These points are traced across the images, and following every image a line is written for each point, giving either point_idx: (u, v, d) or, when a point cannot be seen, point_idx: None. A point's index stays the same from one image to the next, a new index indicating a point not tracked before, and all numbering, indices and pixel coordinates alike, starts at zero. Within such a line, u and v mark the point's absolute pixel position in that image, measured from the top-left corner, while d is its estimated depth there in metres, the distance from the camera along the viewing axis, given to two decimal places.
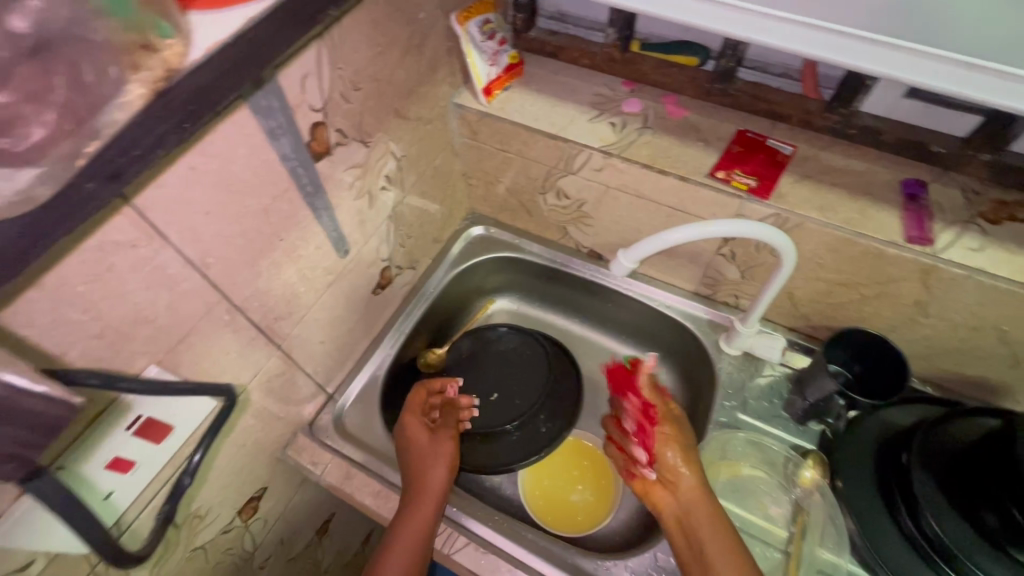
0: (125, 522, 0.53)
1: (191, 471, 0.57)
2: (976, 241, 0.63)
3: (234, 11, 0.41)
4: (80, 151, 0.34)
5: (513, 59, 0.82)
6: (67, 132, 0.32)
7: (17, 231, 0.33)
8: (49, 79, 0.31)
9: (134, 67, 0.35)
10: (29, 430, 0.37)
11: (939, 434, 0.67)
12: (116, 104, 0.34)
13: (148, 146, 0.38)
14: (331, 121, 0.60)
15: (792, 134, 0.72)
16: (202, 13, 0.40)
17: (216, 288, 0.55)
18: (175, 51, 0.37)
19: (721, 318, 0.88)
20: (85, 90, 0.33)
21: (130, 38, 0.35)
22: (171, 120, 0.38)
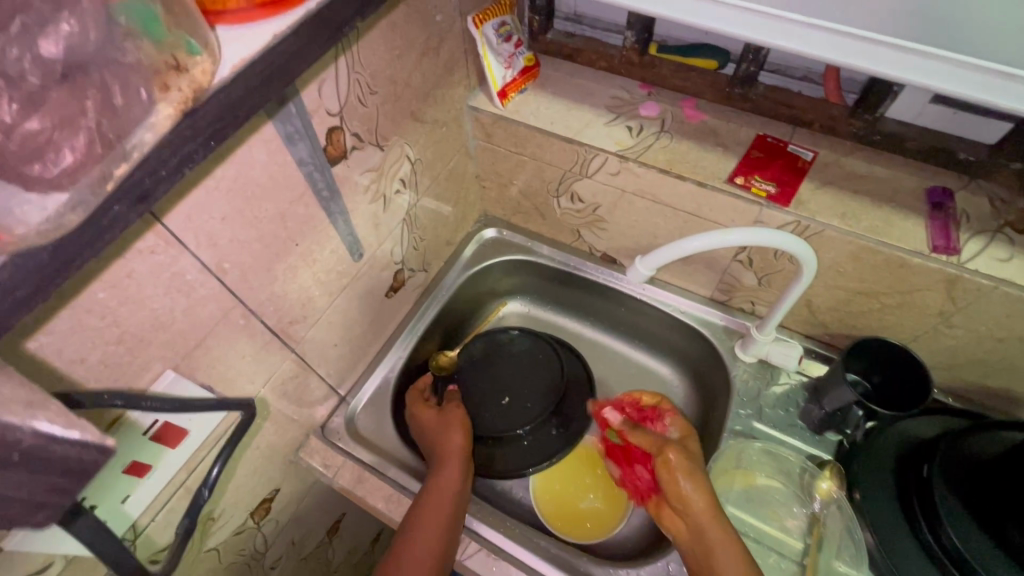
0: (139, 527, 0.53)
1: (209, 484, 0.53)
2: (1005, 250, 0.61)
3: (262, 28, 0.40)
4: (110, 173, 0.32)
5: (529, 61, 0.81)
6: (97, 156, 0.31)
7: (47, 251, 0.31)
8: (78, 103, 0.30)
9: (164, 87, 0.34)
10: (65, 477, 0.33)
11: (961, 446, 0.65)
12: (145, 125, 0.33)
13: (174, 166, 0.36)
14: (348, 125, 0.60)
15: (813, 139, 0.71)
16: (229, 28, 0.39)
17: (232, 293, 0.55)
18: (204, 68, 0.35)
19: (736, 325, 0.87)
20: (116, 114, 0.32)
21: (163, 58, 0.33)
22: (197, 140, 0.36)
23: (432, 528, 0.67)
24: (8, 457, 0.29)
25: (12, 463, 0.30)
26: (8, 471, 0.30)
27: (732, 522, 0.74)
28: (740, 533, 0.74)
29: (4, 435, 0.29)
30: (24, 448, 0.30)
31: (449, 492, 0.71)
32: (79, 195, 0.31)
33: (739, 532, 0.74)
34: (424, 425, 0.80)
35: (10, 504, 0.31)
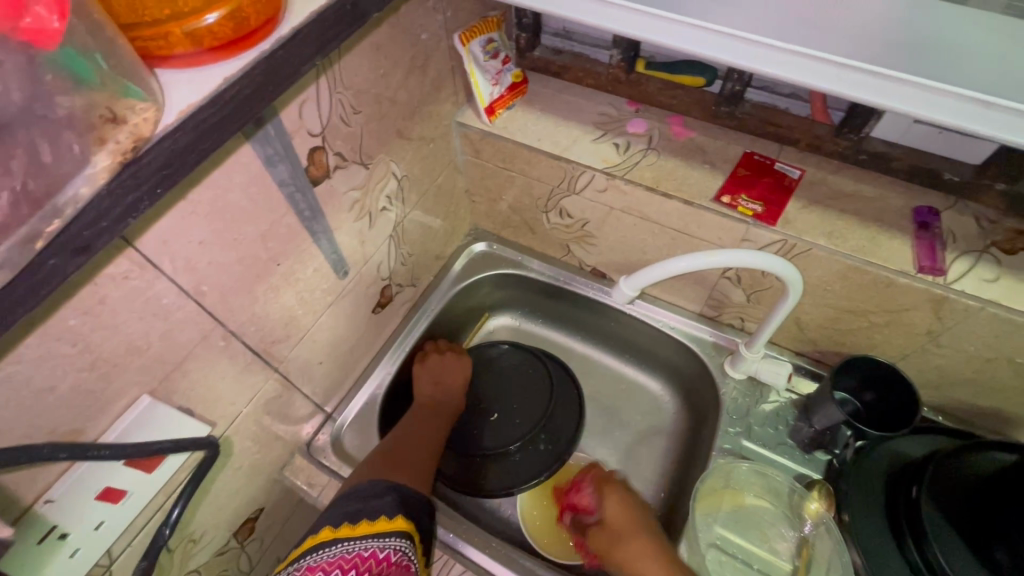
0: (114, 553, 0.53)
1: (172, 525, 0.54)
2: (992, 270, 0.61)
3: (213, 70, 0.40)
4: (40, 232, 0.32)
5: (517, 77, 0.81)
6: (26, 216, 0.31)
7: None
8: (4, 163, 0.30)
9: (101, 141, 0.33)
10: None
11: (951, 466, 0.65)
12: (82, 178, 0.33)
13: (118, 216, 0.35)
14: (330, 145, 0.60)
15: (800, 157, 0.71)
16: (175, 73, 0.39)
17: (211, 315, 0.54)
18: (146, 118, 0.35)
19: (726, 341, 0.87)
20: (44, 171, 0.32)
21: (97, 113, 0.33)
22: (142, 188, 0.36)
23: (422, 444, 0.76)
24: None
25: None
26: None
27: (719, 543, 0.73)
28: (727, 553, 0.73)
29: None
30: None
31: (439, 426, 0.81)
32: (7, 250, 0.30)
33: (726, 552, 0.73)
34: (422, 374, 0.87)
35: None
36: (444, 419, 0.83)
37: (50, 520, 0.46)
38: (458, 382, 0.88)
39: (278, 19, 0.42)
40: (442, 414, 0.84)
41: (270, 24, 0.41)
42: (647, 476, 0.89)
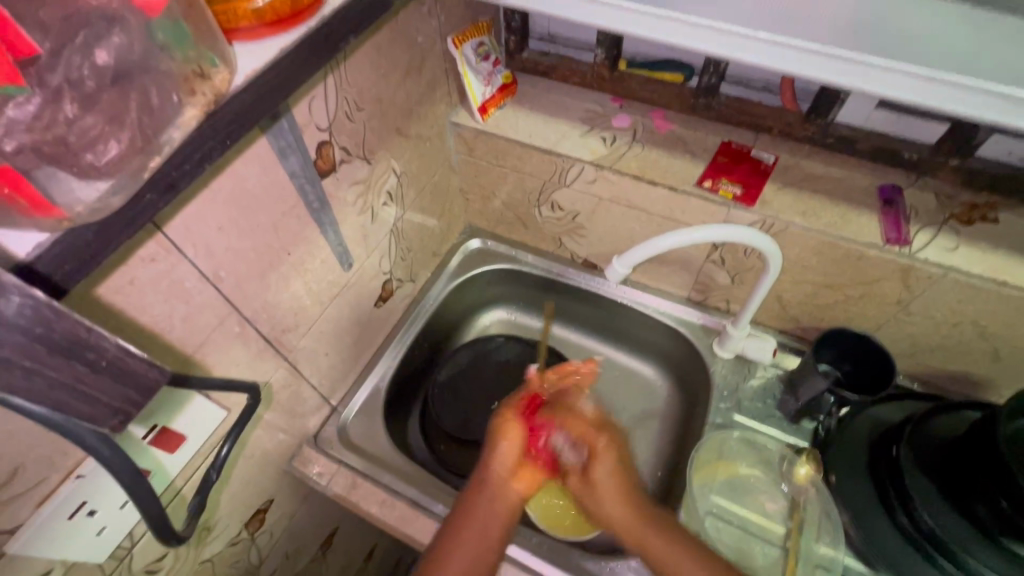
0: (175, 490, 0.57)
1: (218, 465, 0.53)
2: (951, 240, 0.66)
3: (270, 42, 0.45)
4: (147, 166, 0.37)
5: (507, 79, 0.85)
6: (138, 148, 0.36)
7: (91, 232, 0.37)
8: (123, 103, 0.35)
9: (192, 92, 0.39)
10: (137, 391, 0.40)
11: (927, 429, 0.70)
12: (176, 124, 0.38)
13: (197, 161, 0.42)
14: (336, 140, 0.63)
15: (774, 144, 0.76)
16: (243, 44, 0.45)
17: (228, 301, 0.57)
18: (223, 78, 0.41)
19: (713, 322, 0.91)
20: (153, 112, 0.37)
21: (188, 68, 0.39)
22: (215, 139, 0.42)
23: (477, 545, 0.60)
24: (98, 361, 0.37)
25: (101, 368, 0.37)
26: (96, 375, 0.37)
27: (716, 510, 0.77)
28: (724, 520, 0.76)
29: (96, 343, 0.36)
30: (110, 355, 0.37)
31: (507, 503, 0.63)
32: (122, 177, 0.36)
33: (722, 520, 0.76)
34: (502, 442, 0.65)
35: (97, 406, 0.38)
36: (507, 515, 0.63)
37: (120, 443, 0.50)
38: (517, 435, 0.65)
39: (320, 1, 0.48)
40: (508, 501, 0.63)
41: (315, 5, 0.47)
42: (644, 457, 0.92)
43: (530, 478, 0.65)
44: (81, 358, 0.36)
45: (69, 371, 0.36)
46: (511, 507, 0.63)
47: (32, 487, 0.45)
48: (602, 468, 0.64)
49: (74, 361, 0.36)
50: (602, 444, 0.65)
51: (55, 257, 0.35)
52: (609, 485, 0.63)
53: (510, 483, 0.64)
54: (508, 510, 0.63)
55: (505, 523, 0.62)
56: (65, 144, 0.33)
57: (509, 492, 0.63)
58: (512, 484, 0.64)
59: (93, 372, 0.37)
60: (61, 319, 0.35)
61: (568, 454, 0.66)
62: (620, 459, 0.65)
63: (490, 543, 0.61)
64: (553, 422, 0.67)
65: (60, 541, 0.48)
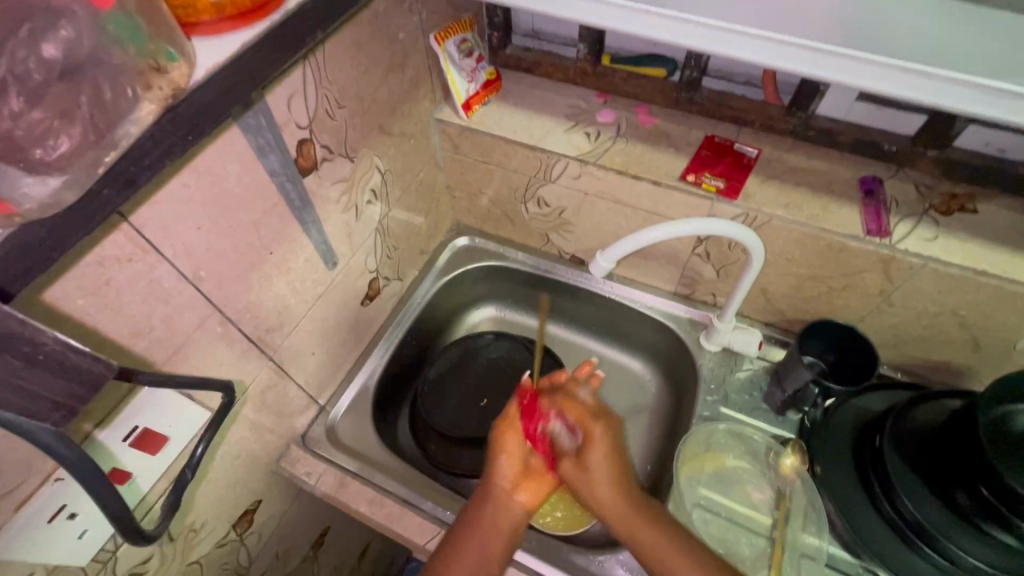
0: (150, 498, 0.57)
1: (193, 464, 0.53)
2: (930, 230, 0.67)
3: (231, 37, 0.45)
4: (101, 161, 0.37)
5: (491, 75, 0.85)
6: (91, 143, 0.36)
7: (46, 229, 0.37)
8: (75, 98, 0.35)
9: (147, 86, 0.39)
10: (81, 386, 0.40)
11: (910, 418, 0.71)
12: (131, 120, 0.38)
13: (156, 157, 0.42)
14: (317, 138, 0.63)
15: (757, 138, 0.76)
16: (203, 39, 0.44)
17: (208, 300, 0.57)
18: (181, 72, 0.41)
19: (700, 316, 0.92)
20: (106, 108, 0.37)
21: (144, 62, 0.38)
22: (176, 134, 0.43)
23: (479, 555, 0.60)
24: (37, 355, 0.37)
25: (39, 361, 0.37)
26: (34, 369, 0.37)
27: (704, 503, 0.77)
28: (711, 512, 0.76)
29: (34, 337, 0.37)
30: (49, 349, 0.38)
31: (511, 516, 0.63)
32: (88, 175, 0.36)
33: (710, 511, 0.76)
34: (505, 453, 0.65)
35: (38, 400, 0.38)
36: (515, 528, 0.63)
37: (88, 449, 0.49)
38: (513, 445, 0.65)
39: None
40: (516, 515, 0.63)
41: (277, 1, 0.47)
42: (633, 450, 0.93)
43: (533, 493, 0.65)
44: (17, 351, 0.36)
45: (4, 365, 0.36)
46: (517, 520, 0.63)
47: (9, 491, 0.45)
48: (596, 451, 0.64)
49: (9, 355, 0.36)
50: (597, 431, 0.65)
51: (5, 256, 0.35)
52: (602, 470, 0.64)
53: (516, 494, 0.64)
54: (512, 524, 0.62)
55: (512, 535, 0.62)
56: (14, 140, 0.33)
57: (514, 504, 0.63)
58: (515, 496, 0.64)
59: (30, 367, 0.37)
60: None
61: (564, 441, 0.66)
62: (618, 449, 0.66)
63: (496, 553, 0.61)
64: (552, 407, 0.67)
65: (35, 548, 0.47)
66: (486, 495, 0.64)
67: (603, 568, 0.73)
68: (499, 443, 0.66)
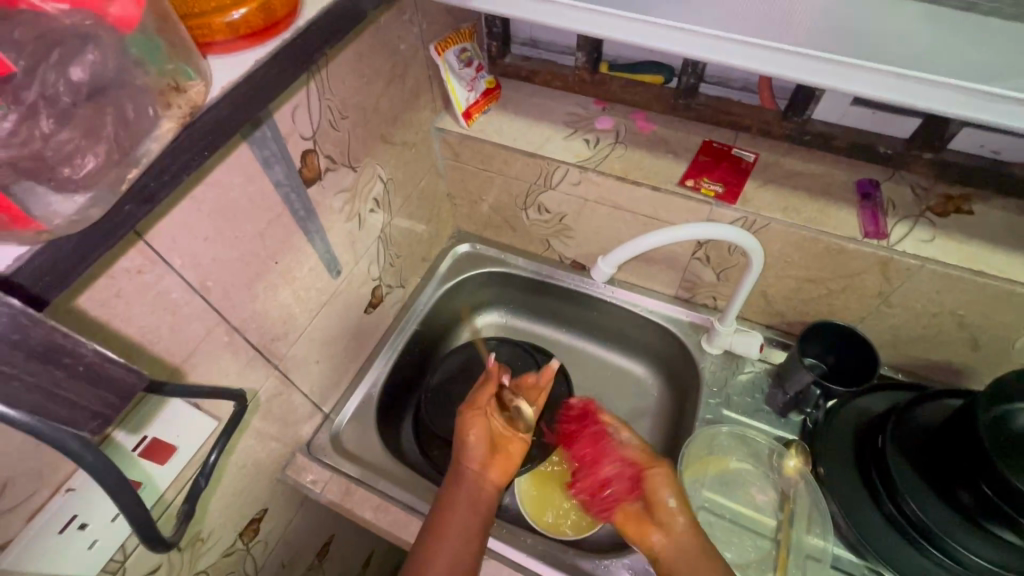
0: (162, 507, 0.57)
1: (206, 472, 0.53)
2: (927, 232, 0.68)
3: (246, 55, 0.46)
4: (125, 177, 0.38)
5: (490, 84, 0.86)
6: (116, 160, 0.37)
7: (74, 243, 0.36)
8: (99, 118, 0.36)
9: (167, 104, 0.40)
10: (115, 395, 0.41)
11: (910, 417, 0.71)
12: (153, 137, 0.39)
13: (177, 171, 0.41)
14: (321, 148, 0.64)
15: (754, 143, 0.77)
16: (219, 58, 0.46)
17: (215, 310, 0.57)
18: (198, 90, 0.42)
19: (700, 319, 0.93)
20: (129, 126, 0.38)
21: (164, 82, 0.40)
22: (194, 150, 0.42)
23: (458, 539, 0.62)
24: (75, 366, 0.38)
25: (78, 372, 0.38)
26: (73, 379, 0.38)
27: (708, 505, 0.77)
28: (716, 514, 0.77)
29: (74, 348, 0.37)
30: (87, 361, 0.38)
31: (483, 494, 0.67)
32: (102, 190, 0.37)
33: (714, 514, 0.76)
34: (473, 434, 0.70)
35: (75, 410, 0.38)
36: (488, 507, 0.67)
37: (105, 454, 0.50)
38: (482, 428, 0.71)
39: (295, 13, 0.49)
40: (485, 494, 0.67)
41: (290, 18, 0.49)
42: None
43: (501, 471, 0.70)
44: (58, 363, 0.37)
45: (47, 376, 0.36)
46: (489, 497, 0.68)
47: (22, 502, 0.45)
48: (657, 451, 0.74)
49: (52, 366, 0.36)
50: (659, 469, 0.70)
51: (28, 275, 0.35)
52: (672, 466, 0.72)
53: (486, 472, 0.69)
54: (485, 503, 0.67)
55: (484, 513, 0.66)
56: (39, 159, 0.33)
57: (485, 483, 0.68)
58: (485, 475, 0.69)
59: (69, 377, 0.38)
60: (37, 326, 0.35)
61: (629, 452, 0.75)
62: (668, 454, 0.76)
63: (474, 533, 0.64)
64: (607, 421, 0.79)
65: (46, 558, 0.48)
66: (457, 478, 0.68)
67: (609, 572, 0.73)
68: (465, 424, 0.71)
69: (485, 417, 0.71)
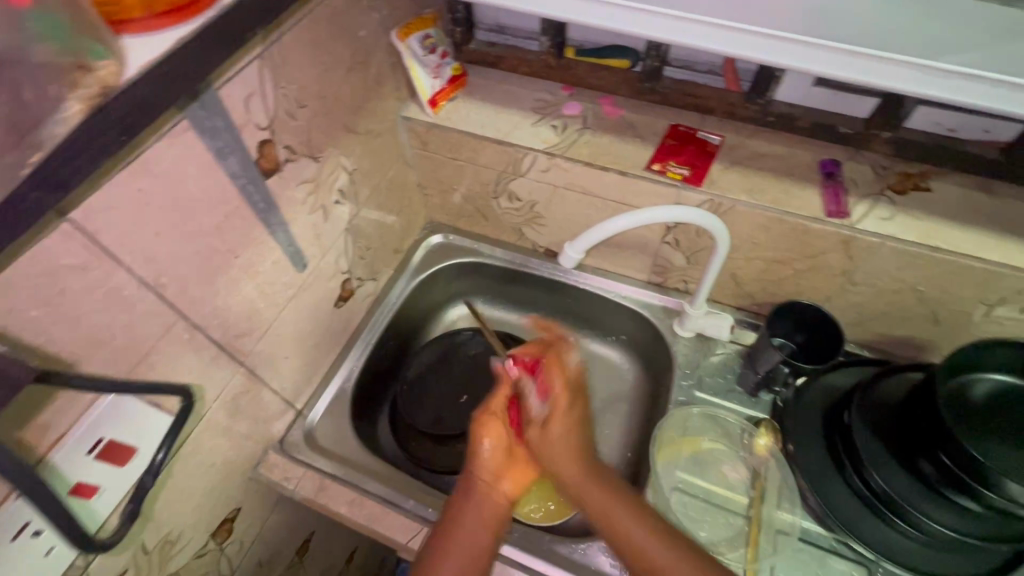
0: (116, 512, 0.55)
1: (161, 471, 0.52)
2: (888, 211, 0.69)
3: (164, 34, 0.45)
4: (24, 162, 0.37)
5: (456, 70, 0.85)
6: (12, 144, 0.37)
7: None
8: None
9: (74, 85, 0.39)
10: (6, 389, 0.40)
11: (875, 392, 0.73)
12: (55, 120, 0.38)
13: (91, 157, 0.41)
14: (279, 138, 0.62)
15: (720, 125, 0.77)
16: (135, 36, 0.44)
17: (173, 307, 0.56)
18: (110, 70, 0.41)
19: (673, 303, 0.93)
20: (26, 107, 0.38)
21: (66, 60, 0.39)
22: (110, 134, 0.42)
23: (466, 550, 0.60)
24: None
25: None
26: None
27: (681, 485, 0.79)
28: (689, 494, 0.77)
29: None
30: None
31: (496, 504, 0.63)
32: None
33: (688, 494, 0.77)
34: (489, 441, 0.65)
35: None
36: (502, 515, 0.64)
37: (51, 462, 0.48)
38: (497, 434, 0.65)
39: None
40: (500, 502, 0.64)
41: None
42: (611, 439, 0.94)
43: (517, 477, 0.66)
44: None
45: None
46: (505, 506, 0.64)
47: None
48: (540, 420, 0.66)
49: None
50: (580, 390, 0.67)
51: None
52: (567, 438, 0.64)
53: (502, 480, 0.65)
54: (498, 512, 0.63)
55: (498, 520, 0.63)
56: None
57: (500, 491, 0.64)
58: (500, 483, 0.65)
59: None
60: None
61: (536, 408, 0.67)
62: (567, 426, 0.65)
63: (482, 542, 0.61)
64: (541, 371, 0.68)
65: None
66: (467, 485, 0.65)
67: (585, 556, 0.73)
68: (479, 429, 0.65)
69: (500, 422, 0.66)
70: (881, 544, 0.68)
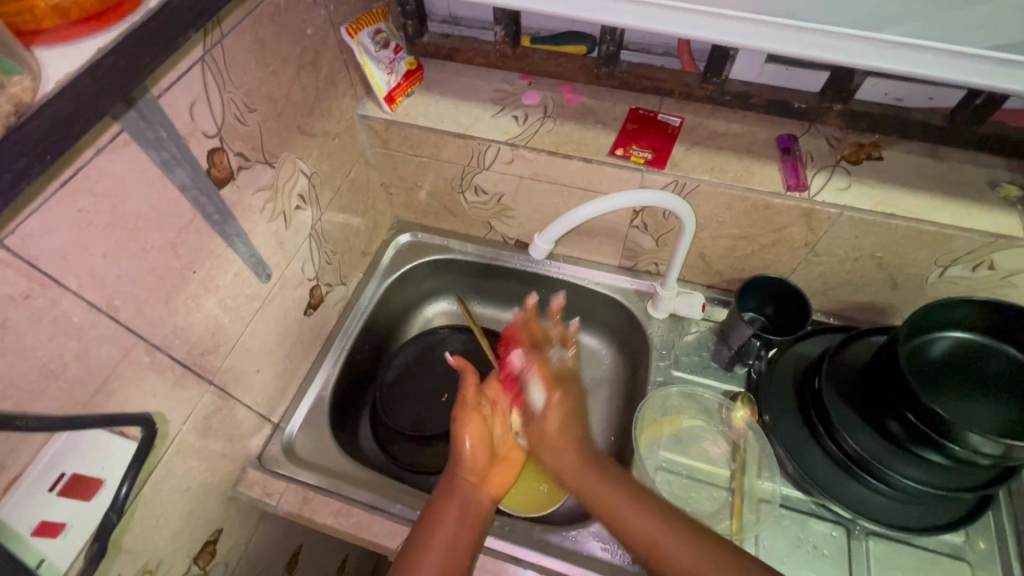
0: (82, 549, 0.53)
1: None
2: (844, 180, 0.70)
3: (87, 42, 0.43)
4: None
5: (411, 65, 0.83)
6: None
7: None
8: None
9: None
10: None
11: (842, 359, 0.76)
12: None
13: (8, 181, 0.37)
14: (229, 146, 0.60)
15: (679, 107, 0.78)
16: (49, 48, 0.42)
17: (130, 330, 0.53)
18: (24, 86, 0.38)
19: (645, 286, 0.94)
20: None
21: None
22: (32, 154, 0.38)
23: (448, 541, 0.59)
24: None
25: None
26: None
27: (666, 465, 0.80)
28: (673, 472, 0.79)
29: None
30: None
31: (475, 504, 0.62)
32: None
33: (672, 472, 0.79)
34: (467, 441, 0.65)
35: None
36: (483, 512, 0.62)
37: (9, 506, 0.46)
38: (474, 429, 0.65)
39: None
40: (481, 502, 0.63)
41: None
42: (594, 424, 0.95)
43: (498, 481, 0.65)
44: None
45: None
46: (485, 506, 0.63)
47: None
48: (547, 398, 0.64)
49: None
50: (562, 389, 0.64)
51: None
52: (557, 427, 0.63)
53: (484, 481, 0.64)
54: (478, 511, 0.62)
55: (477, 520, 0.62)
56: None
57: (479, 491, 0.64)
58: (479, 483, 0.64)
59: None
60: None
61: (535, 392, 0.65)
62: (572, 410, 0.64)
63: (460, 538, 0.60)
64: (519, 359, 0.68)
65: None
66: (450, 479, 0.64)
67: (576, 543, 0.74)
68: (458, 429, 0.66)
69: (480, 418, 0.66)
70: (857, 503, 0.71)
